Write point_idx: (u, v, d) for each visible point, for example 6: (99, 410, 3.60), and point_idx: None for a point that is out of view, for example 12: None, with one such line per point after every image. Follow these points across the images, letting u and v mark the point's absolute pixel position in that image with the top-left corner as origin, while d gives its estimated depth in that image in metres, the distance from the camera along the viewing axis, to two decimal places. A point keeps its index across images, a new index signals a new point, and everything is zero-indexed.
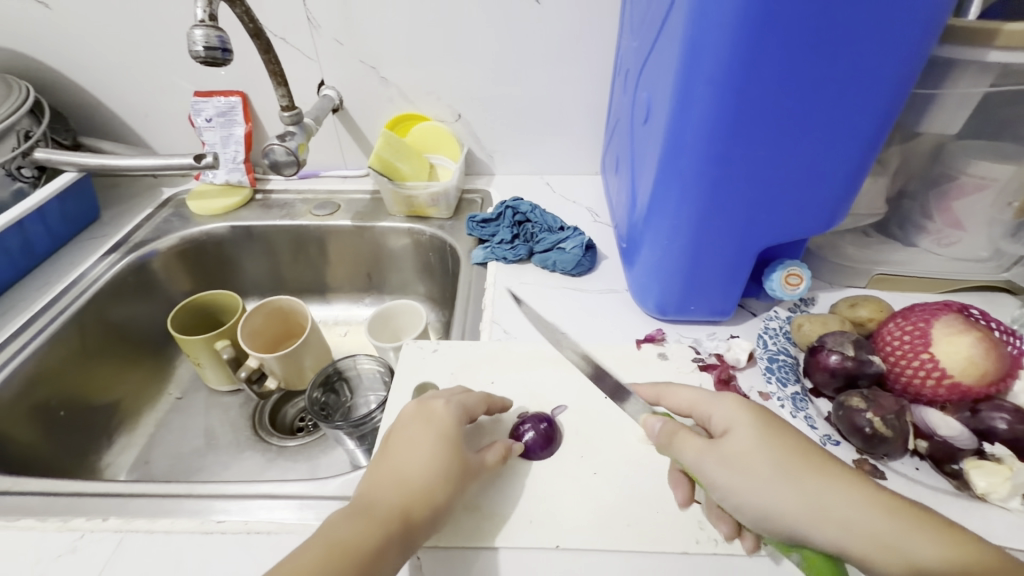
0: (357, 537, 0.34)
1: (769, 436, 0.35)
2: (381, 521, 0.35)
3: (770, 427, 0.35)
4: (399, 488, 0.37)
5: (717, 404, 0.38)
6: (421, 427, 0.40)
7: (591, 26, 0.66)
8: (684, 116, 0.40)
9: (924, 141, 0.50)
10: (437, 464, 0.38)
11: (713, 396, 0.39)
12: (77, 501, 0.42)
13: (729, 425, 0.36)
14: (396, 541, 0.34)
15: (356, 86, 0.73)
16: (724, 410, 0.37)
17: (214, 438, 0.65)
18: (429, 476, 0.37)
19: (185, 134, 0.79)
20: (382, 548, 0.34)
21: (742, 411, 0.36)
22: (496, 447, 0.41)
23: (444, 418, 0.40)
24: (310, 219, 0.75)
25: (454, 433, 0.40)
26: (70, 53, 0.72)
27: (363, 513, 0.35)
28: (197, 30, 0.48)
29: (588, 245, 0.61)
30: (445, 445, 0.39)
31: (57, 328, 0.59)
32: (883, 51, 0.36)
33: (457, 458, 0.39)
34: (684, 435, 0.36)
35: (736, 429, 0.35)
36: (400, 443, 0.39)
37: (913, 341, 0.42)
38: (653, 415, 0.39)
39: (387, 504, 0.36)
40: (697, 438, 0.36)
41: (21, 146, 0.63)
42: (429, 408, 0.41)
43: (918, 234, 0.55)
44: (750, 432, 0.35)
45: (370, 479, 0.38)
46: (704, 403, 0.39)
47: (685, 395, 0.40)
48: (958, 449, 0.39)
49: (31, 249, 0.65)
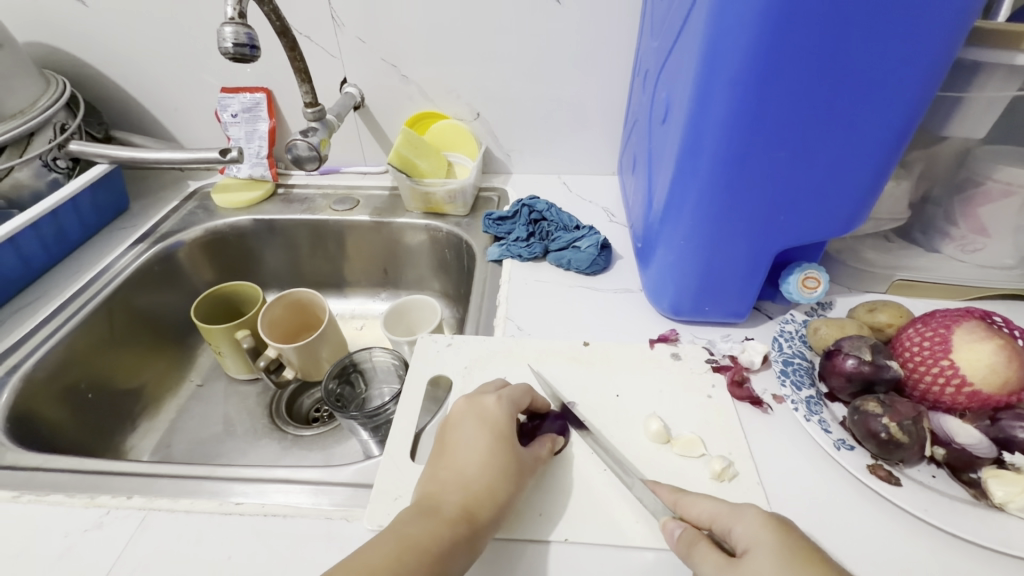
0: (428, 536, 0.35)
1: (793, 562, 0.31)
2: (449, 519, 0.36)
3: (795, 549, 0.32)
4: (462, 486, 0.38)
5: (740, 517, 0.34)
6: (477, 423, 0.41)
7: (612, 27, 0.66)
8: (702, 115, 0.40)
9: (949, 145, 0.49)
10: (496, 460, 0.39)
11: (736, 507, 0.35)
12: (103, 480, 0.43)
13: (749, 545, 0.33)
14: (468, 535, 0.35)
15: (377, 84, 0.74)
16: (746, 526, 0.34)
17: (232, 425, 0.67)
18: (489, 473, 0.39)
19: (211, 129, 0.81)
20: (451, 549, 0.34)
21: (766, 530, 0.33)
22: (545, 443, 0.42)
23: (497, 414, 0.42)
24: (329, 213, 0.76)
25: (508, 429, 0.41)
26: (105, 49, 0.74)
27: (431, 511, 0.36)
28: (227, 27, 0.49)
29: (603, 245, 0.61)
30: (501, 440, 0.40)
31: (87, 315, 0.61)
32: (908, 53, 0.35)
33: (513, 453, 0.40)
34: (704, 549, 0.34)
35: (757, 551, 0.32)
36: (457, 439, 0.41)
37: (933, 348, 0.41)
38: (674, 519, 0.36)
39: (453, 503, 0.37)
40: (717, 555, 0.33)
41: (57, 138, 0.66)
42: (481, 404, 0.43)
43: (941, 240, 0.54)
44: (774, 558, 0.32)
45: (431, 475, 0.39)
46: (724, 516, 0.35)
47: (707, 507, 0.36)
48: (976, 458, 0.38)
49: (64, 237, 0.67)
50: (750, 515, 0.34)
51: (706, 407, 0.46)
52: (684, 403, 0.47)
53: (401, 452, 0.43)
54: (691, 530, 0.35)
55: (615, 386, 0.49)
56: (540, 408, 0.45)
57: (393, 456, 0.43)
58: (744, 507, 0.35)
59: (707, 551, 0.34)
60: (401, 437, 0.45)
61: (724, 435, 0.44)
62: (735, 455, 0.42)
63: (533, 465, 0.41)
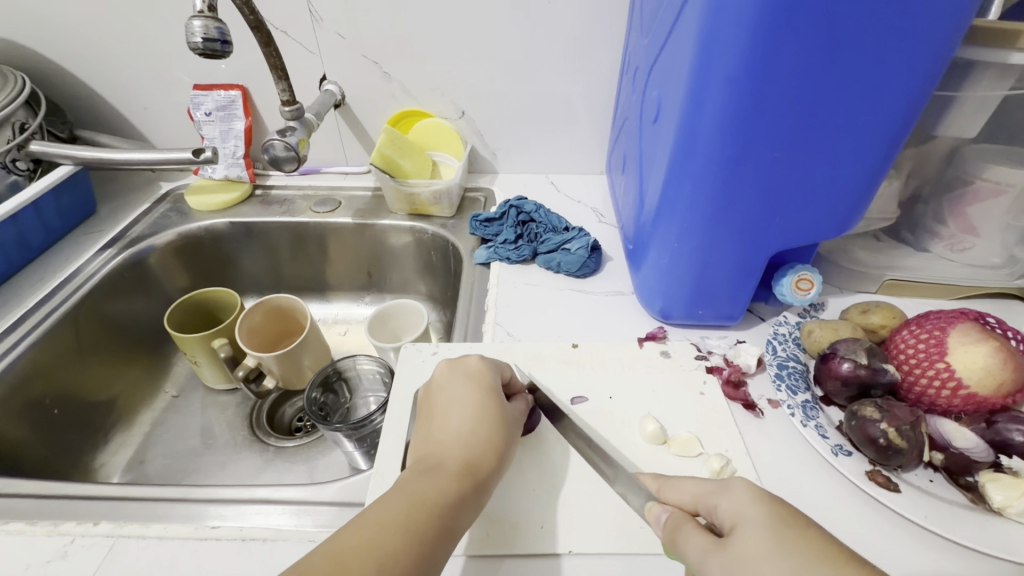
0: (434, 488, 0.34)
1: (782, 528, 0.29)
2: (452, 473, 0.36)
3: (786, 519, 0.30)
4: (459, 442, 0.38)
5: (725, 493, 0.32)
6: (464, 382, 0.42)
7: (599, 23, 0.65)
8: (696, 115, 0.39)
9: (938, 145, 0.49)
10: (487, 414, 0.40)
11: (720, 485, 0.33)
12: (68, 505, 0.41)
13: (737, 521, 0.31)
14: (470, 491, 0.36)
15: (359, 82, 0.72)
16: (733, 501, 0.32)
17: (211, 438, 0.64)
18: (482, 427, 0.39)
19: (184, 128, 0.78)
20: (458, 499, 0.35)
21: (752, 502, 0.31)
22: (520, 401, 0.44)
23: (483, 371, 0.43)
24: (310, 216, 0.73)
25: (494, 386, 0.42)
26: (68, 45, 0.70)
27: (433, 468, 0.36)
28: (195, 21, 0.46)
29: (593, 246, 0.60)
30: (490, 395, 0.41)
31: (51, 325, 0.58)
32: (907, 53, 0.34)
33: (501, 408, 0.41)
34: (689, 531, 0.31)
35: (747, 528, 0.30)
36: (446, 400, 0.41)
37: (928, 350, 0.41)
38: (659, 504, 0.35)
39: (454, 458, 0.37)
40: (701, 536, 0.31)
41: (16, 138, 0.62)
42: (464, 363, 0.43)
43: (930, 239, 0.53)
44: (765, 529, 0.29)
45: (425, 438, 0.39)
46: (710, 494, 0.33)
47: (691, 488, 0.34)
48: (974, 461, 0.38)
49: (25, 242, 0.64)
50: (736, 489, 0.32)
51: (700, 404, 0.45)
52: (678, 402, 0.46)
53: (391, 467, 0.41)
54: (677, 515, 0.33)
55: (608, 387, 0.47)
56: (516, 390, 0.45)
57: (381, 472, 0.41)
58: (731, 482, 0.33)
59: (691, 534, 0.31)
60: (389, 450, 0.43)
61: (720, 433, 0.43)
62: (731, 452, 0.42)
63: (517, 420, 0.42)
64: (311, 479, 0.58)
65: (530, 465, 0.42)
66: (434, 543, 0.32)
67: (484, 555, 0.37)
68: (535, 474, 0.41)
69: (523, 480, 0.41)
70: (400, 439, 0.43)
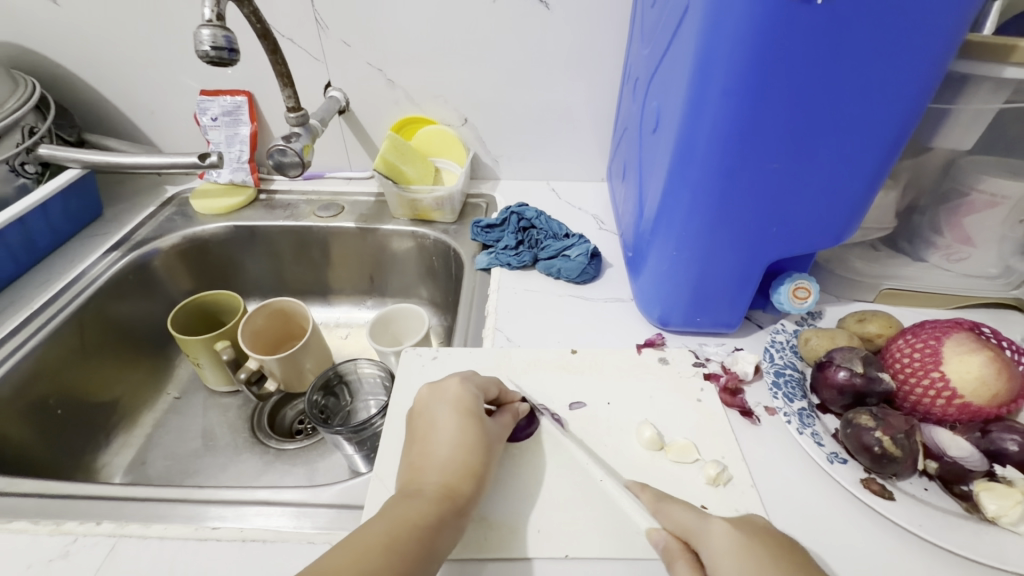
0: (414, 512, 0.35)
1: (759, 573, 0.32)
2: (431, 497, 0.36)
3: (765, 563, 0.32)
4: (438, 467, 0.38)
5: (710, 532, 0.35)
6: (444, 406, 0.42)
7: (601, 35, 0.66)
8: (694, 124, 0.39)
9: (935, 156, 0.50)
10: (467, 438, 0.40)
11: (704, 521, 0.36)
12: (72, 505, 0.41)
13: (719, 560, 0.33)
14: (450, 516, 0.36)
15: (363, 88, 0.73)
16: (717, 542, 0.34)
17: (211, 440, 0.65)
18: (462, 451, 0.39)
19: (190, 132, 0.79)
20: (438, 524, 0.35)
21: (734, 546, 0.34)
22: (507, 415, 0.44)
23: (462, 394, 0.42)
24: (314, 220, 0.74)
25: (474, 407, 0.42)
26: (77, 50, 0.72)
27: (413, 493, 0.37)
28: (204, 29, 0.47)
29: (593, 253, 0.61)
30: (468, 418, 0.41)
31: (56, 326, 0.59)
32: (901, 66, 0.35)
33: (481, 430, 0.41)
34: (681, 567, 0.34)
35: (726, 569, 0.33)
36: (427, 424, 0.41)
37: (924, 359, 0.41)
38: (657, 530, 0.37)
39: (433, 483, 0.37)
40: (690, 575, 0.34)
41: (25, 142, 0.63)
42: (442, 388, 0.43)
43: (927, 248, 0.54)
44: (739, 573, 0.32)
45: (407, 465, 0.40)
46: (697, 529, 0.36)
47: (679, 516, 0.37)
48: (969, 470, 0.38)
49: (33, 245, 0.64)
50: (719, 531, 0.35)
51: (696, 411, 0.46)
52: (675, 409, 0.46)
53: (390, 470, 0.42)
54: (673, 545, 0.36)
55: (606, 393, 0.48)
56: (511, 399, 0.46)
57: (380, 474, 0.41)
58: (714, 519, 0.36)
59: (683, 568, 0.34)
60: (389, 454, 0.43)
61: (716, 439, 0.43)
62: (727, 459, 0.42)
63: (500, 437, 0.42)
64: (311, 482, 0.58)
65: (528, 469, 0.42)
66: (412, 566, 0.33)
67: (480, 559, 0.37)
68: (532, 478, 0.41)
69: (521, 485, 0.41)
70: (399, 443, 0.44)
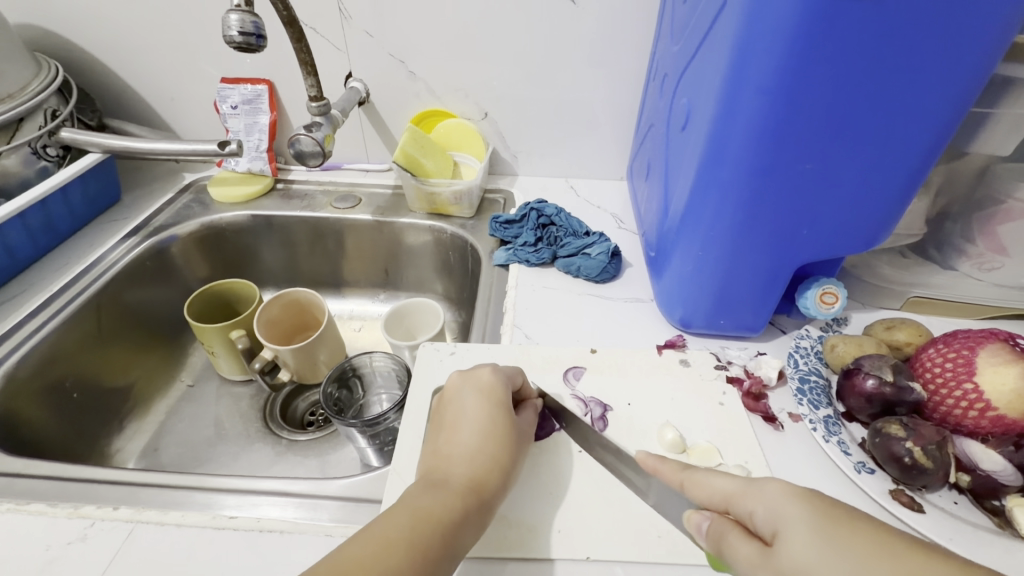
0: (439, 505, 0.34)
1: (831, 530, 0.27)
2: (457, 489, 0.36)
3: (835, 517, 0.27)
4: (465, 458, 0.38)
5: (759, 494, 0.30)
6: (476, 394, 0.41)
7: (629, 28, 0.65)
8: (728, 122, 0.38)
9: (970, 162, 0.48)
10: (495, 431, 0.39)
11: (751, 484, 0.31)
12: (88, 488, 0.41)
13: (777, 526, 0.29)
14: (473, 513, 0.35)
15: (385, 80, 0.72)
16: (767, 505, 0.29)
17: (224, 428, 0.65)
18: (489, 443, 0.39)
19: (209, 120, 0.79)
20: (462, 518, 0.34)
21: (790, 501, 0.29)
22: (529, 411, 0.43)
23: (494, 383, 0.42)
24: (330, 211, 0.74)
25: (505, 399, 0.41)
26: (101, 35, 0.72)
27: (437, 483, 0.36)
28: (232, 14, 0.47)
29: (614, 252, 0.60)
30: (499, 409, 0.41)
31: (73, 310, 0.59)
32: (947, 68, 0.34)
33: (510, 423, 0.40)
34: (734, 539, 0.30)
35: (790, 530, 0.28)
36: (455, 412, 0.41)
37: (955, 370, 0.40)
38: (699, 511, 0.33)
39: (460, 474, 0.37)
40: (748, 546, 0.29)
41: (47, 124, 0.63)
42: (476, 375, 0.43)
43: (958, 257, 0.52)
44: (809, 533, 0.27)
45: (432, 452, 0.39)
46: (738, 496, 0.31)
47: (719, 485, 0.33)
48: (1002, 485, 0.37)
49: (52, 226, 0.64)
50: (768, 491, 0.30)
51: (718, 415, 0.45)
52: (697, 411, 0.45)
53: (408, 465, 0.41)
54: (719, 522, 0.31)
55: (626, 394, 0.47)
56: (530, 395, 0.45)
57: (397, 469, 0.41)
58: (760, 481, 0.31)
59: (738, 542, 0.30)
60: (406, 449, 0.43)
61: (740, 444, 0.43)
62: (751, 463, 0.41)
63: (527, 432, 0.42)
64: (323, 474, 0.58)
65: (548, 469, 0.41)
66: (435, 563, 0.32)
67: (498, 557, 0.36)
68: (551, 477, 0.41)
69: (543, 485, 0.40)
70: (418, 437, 0.43)
